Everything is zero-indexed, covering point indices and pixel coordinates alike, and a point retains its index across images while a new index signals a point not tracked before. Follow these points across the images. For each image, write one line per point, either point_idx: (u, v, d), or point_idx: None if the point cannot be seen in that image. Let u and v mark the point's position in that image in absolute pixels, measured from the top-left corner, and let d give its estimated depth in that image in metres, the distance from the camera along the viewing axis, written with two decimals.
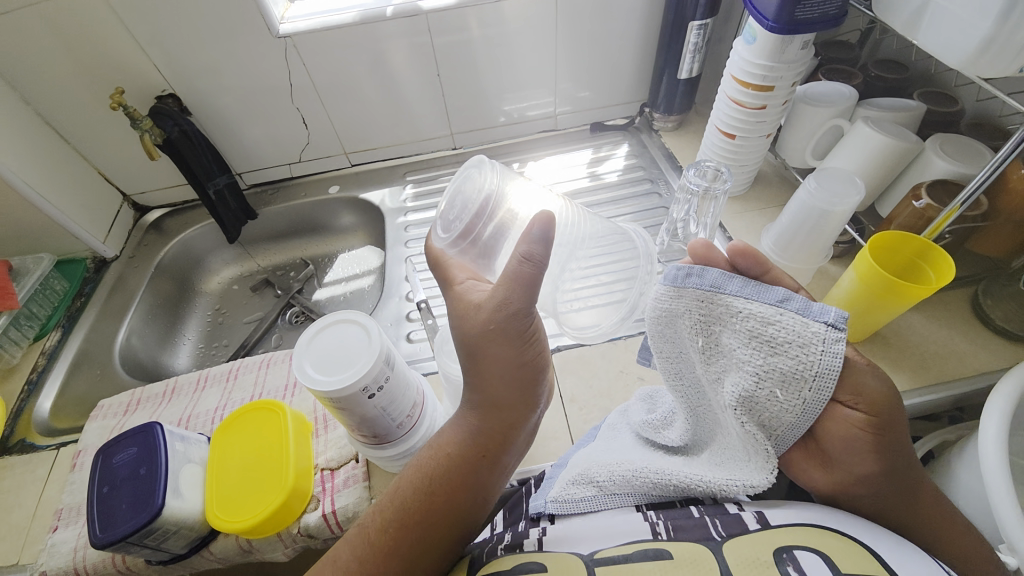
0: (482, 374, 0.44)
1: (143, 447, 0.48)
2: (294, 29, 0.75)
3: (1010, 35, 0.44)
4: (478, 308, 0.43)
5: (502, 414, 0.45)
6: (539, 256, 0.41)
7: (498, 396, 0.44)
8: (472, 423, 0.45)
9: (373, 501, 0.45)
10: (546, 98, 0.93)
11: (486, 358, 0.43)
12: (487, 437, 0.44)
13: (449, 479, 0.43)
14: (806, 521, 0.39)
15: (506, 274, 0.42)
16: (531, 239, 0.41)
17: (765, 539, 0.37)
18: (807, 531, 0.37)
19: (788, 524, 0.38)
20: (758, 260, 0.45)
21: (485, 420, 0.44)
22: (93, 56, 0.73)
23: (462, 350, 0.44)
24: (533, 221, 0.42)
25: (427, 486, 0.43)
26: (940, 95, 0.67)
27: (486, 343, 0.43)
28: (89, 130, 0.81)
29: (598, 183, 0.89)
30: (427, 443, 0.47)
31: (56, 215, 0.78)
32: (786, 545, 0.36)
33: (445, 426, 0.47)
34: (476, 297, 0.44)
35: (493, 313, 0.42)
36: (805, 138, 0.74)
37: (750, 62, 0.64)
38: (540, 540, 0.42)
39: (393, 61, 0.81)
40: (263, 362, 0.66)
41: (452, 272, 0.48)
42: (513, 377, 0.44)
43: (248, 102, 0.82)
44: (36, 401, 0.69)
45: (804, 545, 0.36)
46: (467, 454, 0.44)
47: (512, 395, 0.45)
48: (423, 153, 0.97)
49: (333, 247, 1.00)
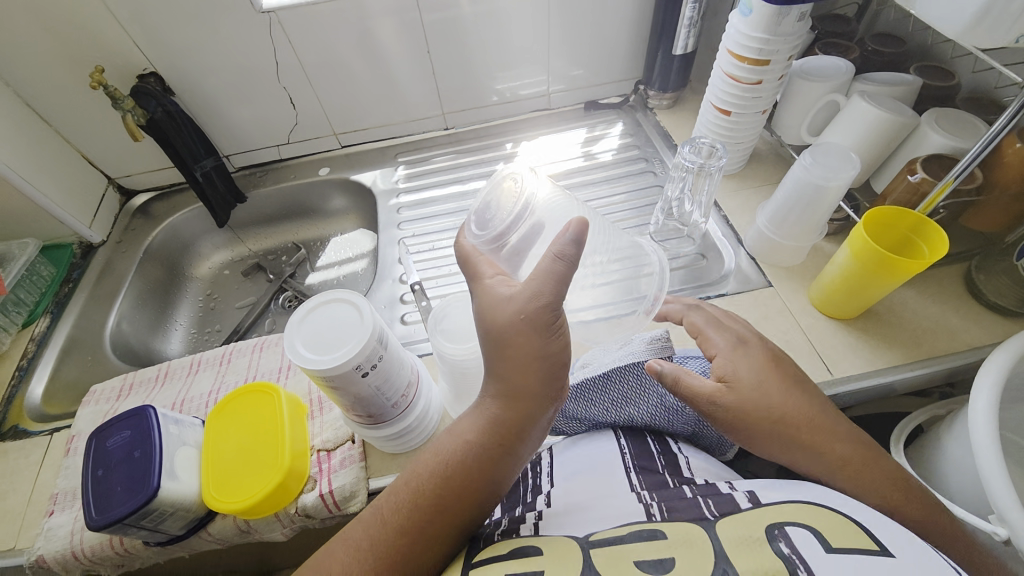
0: (506, 366, 0.42)
1: (137, 431, 0.48)
2: (278, 4, 0.72)
3: (1009, 2, 0.44)
4: (510, 300, 0.41)
5: (523, 405, 0.43)
6: (571, 255, 0.40)
7: (523, 388, 0.43)
8: (494, 412, 0.44)
9: (390, 482, 0.45)
10: (539, 77, 0.91)
11: (507, 347, 0.41)
12: (508, 427, 0.43)
13: (462, 464, 0.43)
14: (804, 501, 0.39)
15: (540, 269, 0.40)
16: (564, 240, 0.40)
17: (758, 517, 0.37)
18: (801, 510, 0.38)
19: (780, 502, 0.39)
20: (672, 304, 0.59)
21: (507, 410, 0.43)
22: (69, 32, 0.70)
23: (488, 339, 0.42)
24: (569, 224, 0.40)
25: (441, 468, 0.44)
26: (936, 69, 0.66)
27: (513, 334, 0.41)
28: (69, 111, 0.78)
29: (592, 162, 0.88)
30: (445, 431, 0.46)
31: (39, 200, 0.76)
32: (777, 522, 0.37)
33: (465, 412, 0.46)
34: (507, 291, 0.42)
35: (524, 304, 0.40)
36: (801, 114, 0.73)
37: (746, 35, 0.63)
38: (535, 522, 0.43)
39: (381, 38, 0.79)
40: (257, 345, 0.66)
41: (480, 268, 0.45)
42: (536, 369, 0.42)
43: (234, 81, 0.80)
44: (28, 387, 0.68)
45: (795, 522, 0.37)
46: (484, 440, 0.43)
47: (531, 386, 0.42)
48: (414, 134, 0.96)
49: (325, 230, 0.98)
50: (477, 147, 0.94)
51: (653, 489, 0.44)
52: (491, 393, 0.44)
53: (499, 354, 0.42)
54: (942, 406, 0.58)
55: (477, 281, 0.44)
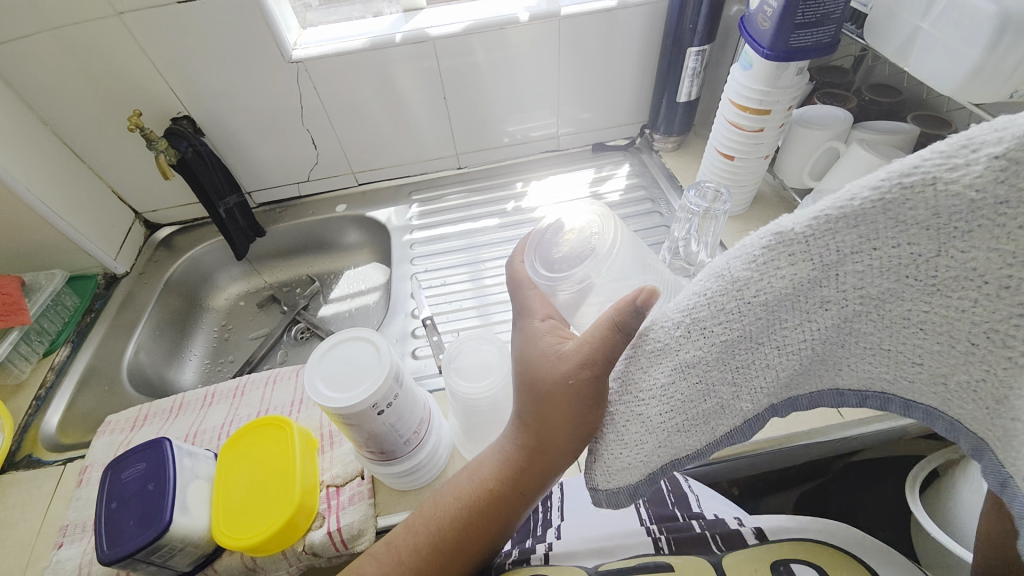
0: (537, 417, 0.42)
1: (152, 463, 0.49)
2: (306, 55, 0.77)
3: (999, 61, 0.46)
4: (560, 360, 0.40)
5: (551, 458, 0.43)
6: (633, 325, 0.36)
7: (551, 444, 0.42)
8: (514, 458, 0.44)
9: (406, 519, 0.46)
10: (548, 120, 0.95)
11: (548, 403, 0.41)
12: (527, 476, 0.43)
13: (483, 510, 0.44)
14: (801, 534, 0.42)
15: (592, 334, 0.38)
16: (627, 309, 0.36)
17: (765, 552, 0.41)
18: (799, 546, 0.41)
19: (784, 537, 0.42)
20: None
21: (527, 460, 0.43)
22: (113, 80, 0.75)
23: (526, 389, 0.42)
24: (639, 292, 0.36)
25: (457, 509, 0.44)
26: (933, 118, 0.69)
27: (546, 395, 0.41)
28: (106, 151, 0.83)
29: (600, 202, 0.91)
30: (465, 470, 0.47)
31: (69, 233, 0.79)
32: (783, 559, 0.40)
33: (483, 455, 0.47)
34: (561, 347, 0.41)
35: (575, 367, 0.39)
36: (802, 160, 0.76)
37: (747, 87, 0.66)
38: (547, 553, 0.44)
39: (400, 84, 0.84)
40: (269, 379, 0.67)
41: (532, 306, 0.46)
42: (572, 431, 0.40)
43: (260, 123, 0.85)
44: (44, 416, 0.69)
45: (798, 558, 0.40)
46: (505, 487, 0.44)
47: (560, 443, 0.42)
48: (428, 172, 1.00)
49: (339, 263, 1.01)
50: (488, 186, 0.98)
51: (662, 524, 0.46)
52: (511, 438, 0.45)
53: (532, 403, 0.42)
54: None
55: (530, 321, 0.45)
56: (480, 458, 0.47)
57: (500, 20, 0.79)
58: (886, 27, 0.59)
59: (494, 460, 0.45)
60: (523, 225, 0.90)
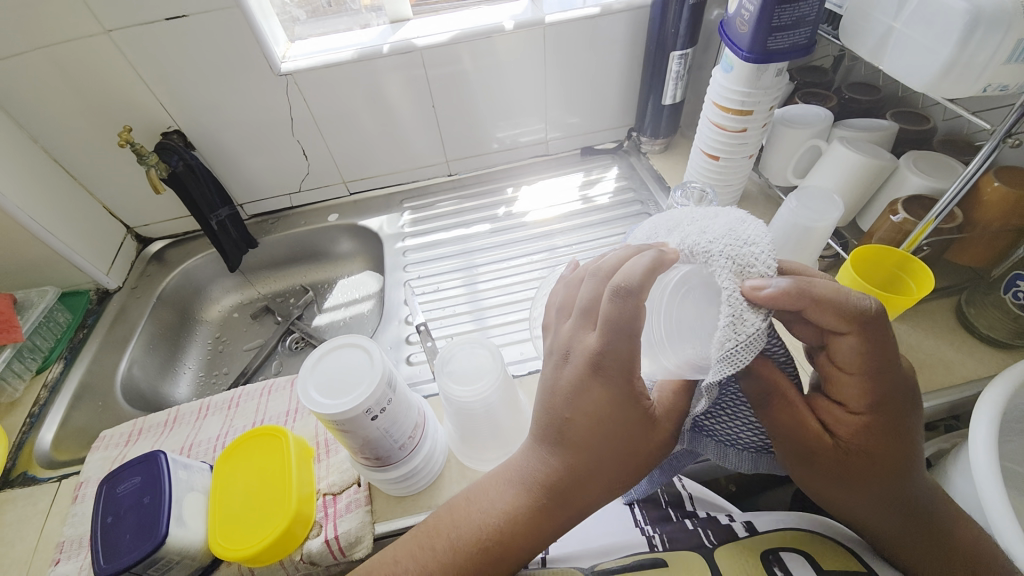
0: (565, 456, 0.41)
1: (147, 476, 0.49)
2: (295, 67, 0.78)
3: (970, 57, 0.47)
4: (657, 425, 0.42)
5: (581, 500, 0.41)
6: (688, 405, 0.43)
7: (579, 487, 0.41)
8: (539, 504, 0.41)
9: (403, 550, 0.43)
10: (537, 125, 0.96)
11: (585, 442, 0.41)
12: (554, 523, 0.41)
13: (497, 557, 0.41)
14: (783, 526, 0.45)
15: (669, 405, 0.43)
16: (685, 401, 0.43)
17: (755, 543, 0.43)
18: (786, 536, 0.43)
19: (772, 529, 0.44)
20: (803, 297, 0.35)
21: (567, 515, 0.42)
22: (102, 96, 0.76)
23: (561, 429, 0.41)
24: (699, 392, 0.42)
25: (464, 556, 0.41)
26: (912, 114, 0.71)
27: (626, 461, 0.41)
28: (96, 167, 0.83)
29: (590, 205, 0.92)
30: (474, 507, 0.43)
31: (60, 249, 0.79)
32: (772, 547, 0.42)
33: (494, 497, 0.43)
34: (649, 407, 0.41)
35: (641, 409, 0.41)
36: (786, 158, 0.77)
37: (728, 89, 0.68)
38: (543, 558, 0.49)
39: (389, 93, 0.85)
40: (265, 389, 0.67)
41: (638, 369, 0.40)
42: (615, 465, 0.41)
43: (250, 136, 0.85)
44: (38, 434, 0.69)
45: (787, 547, 0.42)
46: (530, 536, 0.41)
47: (591, 487, 0.41)
48: (419, 180, 1.00)
49: (333, 272, 1.02)
50: (480, 192, 0.99)
51: (658, 523, 0.48)
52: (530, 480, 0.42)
53: (591, 457, 0.41)
54: (947, 439, 0.58)
55: (627, 379, 0.40)
56: (489, 498, 0.43)
57: (486, 29, 0.81)
58: (860, 28, 0.60)
59: (513, 502, 0.42)
60: (516, 230, 0.90)
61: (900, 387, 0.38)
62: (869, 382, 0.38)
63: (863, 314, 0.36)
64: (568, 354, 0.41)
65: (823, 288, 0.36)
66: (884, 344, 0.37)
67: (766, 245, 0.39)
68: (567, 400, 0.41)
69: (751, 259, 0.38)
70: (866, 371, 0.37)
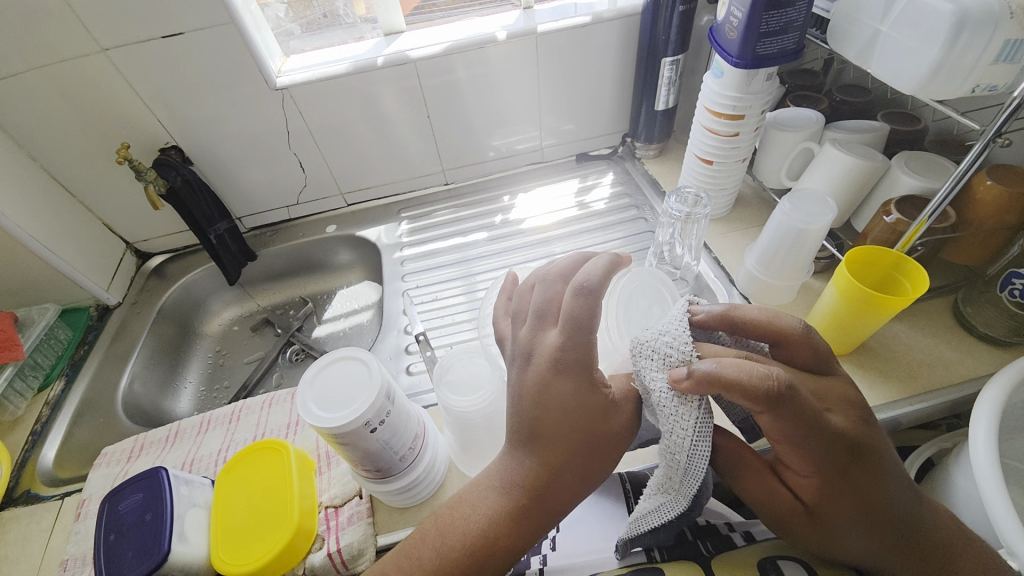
0: (540, 454, 0.41)
1: (149, 493, 0.49)
2: (291, 82, 0.79)
3: (958, 58, 0.48)
4: (619, 409, 0.43)
5: (555, 492, 0.41)
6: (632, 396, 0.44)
7: (553, 481, 0.41)
8: (519, 505, 0.41)
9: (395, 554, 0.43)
10: (533, 133, 0.97)
11: (548, 434, 0.41)
12: (534, 520, 0.41)
13: (482, 562, 0.40)
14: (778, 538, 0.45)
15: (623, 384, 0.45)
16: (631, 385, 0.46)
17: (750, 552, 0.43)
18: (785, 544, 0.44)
19: (770, 539, 0.45)
20: (722, 383, 0.36)
21: (547, 514, 0.42)
22: (100, 115, 0.77)
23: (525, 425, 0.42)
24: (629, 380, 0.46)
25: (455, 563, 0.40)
26: (903, 115, 0.71)
27: (590, 447, 0.42)
28: (94, 184, 0.84)
29: (587, 211, 0.93)
30: (466, 513, 0.43)
31: (60, 265, 0.80)
32: (769, 556, 0.43)
33: (478, 499, 0.43)
34: (610, 394, 0.43)
35: (598, 403, 0.42)
36: (779, 161, 0.77)
37: (720, 93, 0.68)
38: (541, 568, 0.48)
39: (383, 103, 0.85)
40: (265, 403, 0.67)
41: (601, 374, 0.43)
42: (584, 457, 0.42)
43: (247, 148, 0.86)
44: (40, 452, 0.69)
45: (783, 554, 0.43)
46: (515, 537, 0.41)
47: (564, 482, 0.41)
48: (416, 189, 1.01)
49: (332, 283, 1.02)
50: (476, 201, 0.99)
51: None
52: (513, 482, 0.42)
53: (558, 447, 0.41)
54: (948, 438, 0.58)
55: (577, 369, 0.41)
56: (471, 506, 0.43)
57: (479, 39, 0.82)
58: (848, 31, 0.61)
59: (494, 506, 0.42)
60: (513, 237, 0.91)
61: (841, 446, 0.37)
62: (805, 451, 0.37)
63: (773, 395, 0.35)
64: (531, 356, 0.43)
65: (734, 373, 0.35)
66: (806, 418, 0.36)
67: (685, 329, 0.41)
68: (534, 399, 0.42)
69: (673, 349, 0.40)
70: (793, 444, 0.37)
